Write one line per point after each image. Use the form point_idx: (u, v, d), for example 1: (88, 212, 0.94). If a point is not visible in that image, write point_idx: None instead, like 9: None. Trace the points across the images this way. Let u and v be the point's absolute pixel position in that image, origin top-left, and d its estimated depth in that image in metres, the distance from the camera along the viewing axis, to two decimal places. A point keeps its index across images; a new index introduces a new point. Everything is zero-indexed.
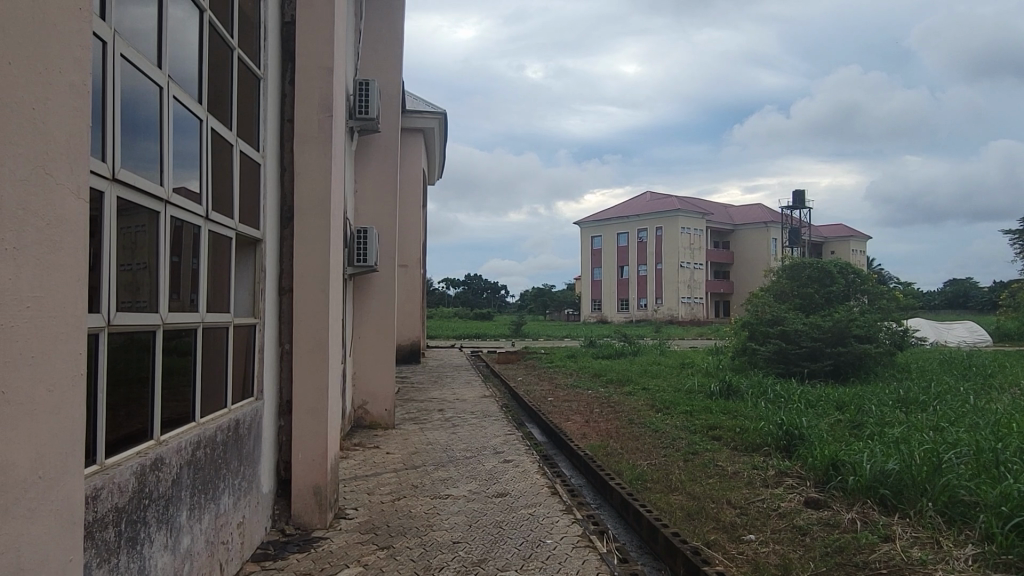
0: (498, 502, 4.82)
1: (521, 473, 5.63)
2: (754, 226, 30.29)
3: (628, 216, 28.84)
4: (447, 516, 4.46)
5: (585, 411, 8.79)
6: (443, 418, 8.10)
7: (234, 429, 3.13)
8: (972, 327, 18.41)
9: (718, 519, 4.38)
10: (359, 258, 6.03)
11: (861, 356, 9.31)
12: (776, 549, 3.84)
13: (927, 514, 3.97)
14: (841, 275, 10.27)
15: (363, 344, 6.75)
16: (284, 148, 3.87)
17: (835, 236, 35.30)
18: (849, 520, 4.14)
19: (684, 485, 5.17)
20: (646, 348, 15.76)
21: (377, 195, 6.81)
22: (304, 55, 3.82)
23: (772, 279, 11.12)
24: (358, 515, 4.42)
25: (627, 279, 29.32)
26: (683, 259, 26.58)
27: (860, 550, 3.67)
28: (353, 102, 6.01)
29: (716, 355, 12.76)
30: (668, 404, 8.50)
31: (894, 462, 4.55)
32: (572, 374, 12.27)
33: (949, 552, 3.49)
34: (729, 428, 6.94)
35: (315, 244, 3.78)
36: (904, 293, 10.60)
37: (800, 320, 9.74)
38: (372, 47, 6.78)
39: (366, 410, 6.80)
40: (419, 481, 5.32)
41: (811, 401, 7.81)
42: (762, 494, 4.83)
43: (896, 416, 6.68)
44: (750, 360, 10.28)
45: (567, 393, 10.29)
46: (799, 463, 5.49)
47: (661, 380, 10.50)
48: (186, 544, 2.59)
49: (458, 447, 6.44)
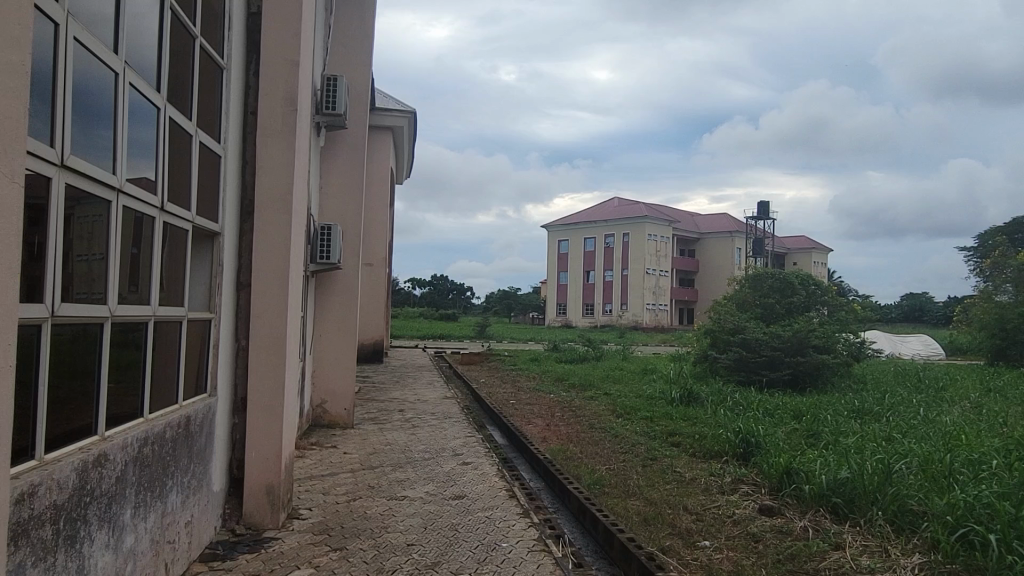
0: (455, 504, 4.78)
1: (480, 475, 5.60)
2: (719, 235, 30.69)
3: (596, 221, 29.02)
4: (403, 518, 4.41)
5: (547, 414, 8.80)
6: (404, 418, 8.03)
7: (185, 425, 3.05)
8: (926, 341, 18.90)
9: (674, 525, 4.41)
10: (322, 255, 5.96)
11: (819, 366, 9.45)
12: (729, 556, 3.87)
13: (877, 523, 4.04)
14: (802, 286, 10.44)
15: (323, 341, 6.66)
16: (245, 141, 3.78)
17: (797, 248, 36.09)
18: (802, 527, 4.19)
19: (642, 491, 5.20)
20: (609, 353, 15.83)
21: (342, 192, 6.71)
22: (269, 47, 3.74)
23: (734, 288, 11.26)
24: (312, 515, 4.35)
25: (593, 284, 29.45)
26: (649, 266, 26.76)
27: (811, 558, 3.72)
28: (320, 97, 5.93)
29: (679, 362, 12.87)
30: (629, 410, 8.54)
31: (846, 471, 4.62)
32: (535, 377, 12.28)
33: (896, 561, 3.55)
34: (688, 434, 7.01)
35: (273, 240, 3.70)
36: (863, 306, 10.79)
37: (760, 328, 9.89)
38: (340, 42, 6.72)
39: (325, 409, 6.70)
40: (376, 482, 5.26)
41: (769, 409, 7.92)
42: (718, 501, 4.87)
43: (851, 426, 6.80)
44: (711, 367, 10.39)
45: (529, 396, 10.30)
46: (755, 470, 5.56)
47: (624, 385, 10.57)
48: (130, 544, 2.51)
49: (418, 448, 6.39)
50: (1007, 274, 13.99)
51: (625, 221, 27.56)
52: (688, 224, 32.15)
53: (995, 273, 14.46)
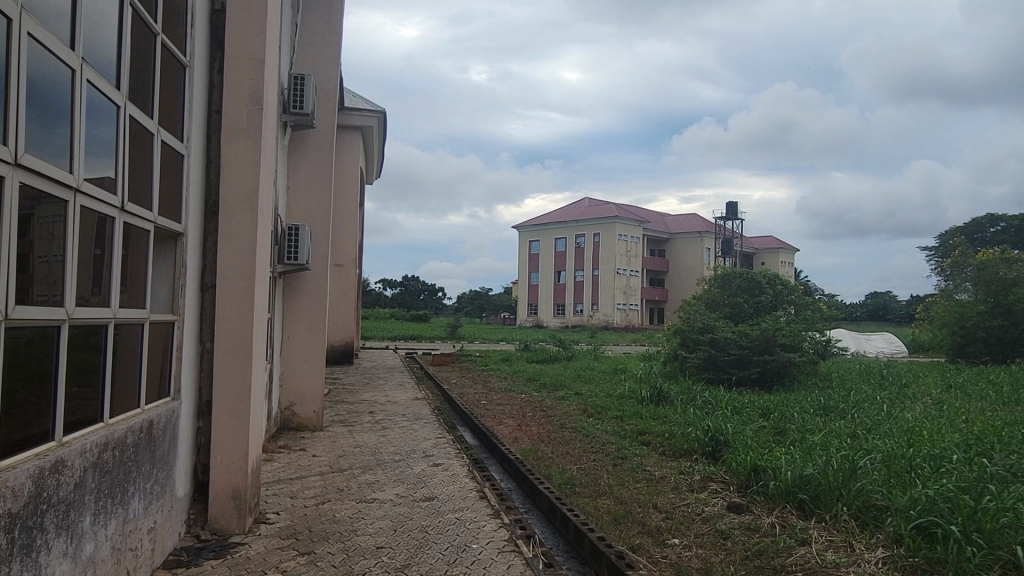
0: (425, 506, 4.75)
1: (451, 476, 5.58)
2: (688, 235, 31.00)
3: (567, 221, 29.11)
4: (372, 520, 4.37)
5: (518, 415, 8.79)
6: (375, 420, 7.97)
7: (147, 429, 2.98)
8: (889, 339, 19.28)
9: (643, 524, 4.43)
10: (289, 256, 5.88)
11: (786, 364, 9.58)
12: (698, 553, 3.91)
13: (841, 518, 4.11)
14: (769, 286, 10.57)
15: (291, 343, 6.58)
16: (209, 140, 3.71)
17: (764, 247, 36.61)
18: (769, 524, 4.24)
19: (612, 490, 5.22)
20: (580, 353, 15.89)
21: (310, 193, 6.64)
22: (233, 45, 3.68)
23: (703, 288, 11.36)
24: (280, 520, 4.29)
25: (564, 284, 29.54)
26: (620, 265, 26.91)
27: (778, 553, 3.76)
28: (286, 96, 5.86)
29: (649, 361, 12.97)
30: (599, 409, 8.58)
31: (813, 467, 4.69)
32: (507, 377, 12.28)
33: (861, 555, 3.60)
34: (658, 433, 7.06)
35: (238, 240, 3.63)
36: (828, 304, 10.97)
37: (729, 327, 9.99)
38: (307, 40, 6.65)
39: (294, 411, 6.62)
40: (346, 484, 5.21)
41: (737, 407, 8.01)
42: (687, 499, 4.91)
43: (817, 423, 6.91)
44: (680, 366, 10.48)
45: (500, 396, 10.29)
46: (724, 468, 5.62)
47: (594, 385, 10.62)
48: (90, 551, 2.45)
49: (388, 450, 6.34)
50: (967, 273, 14.35)
51: (596, 222, 27.69)
52: (658, 225, 32.42)
53: (955, 272, 14.81)
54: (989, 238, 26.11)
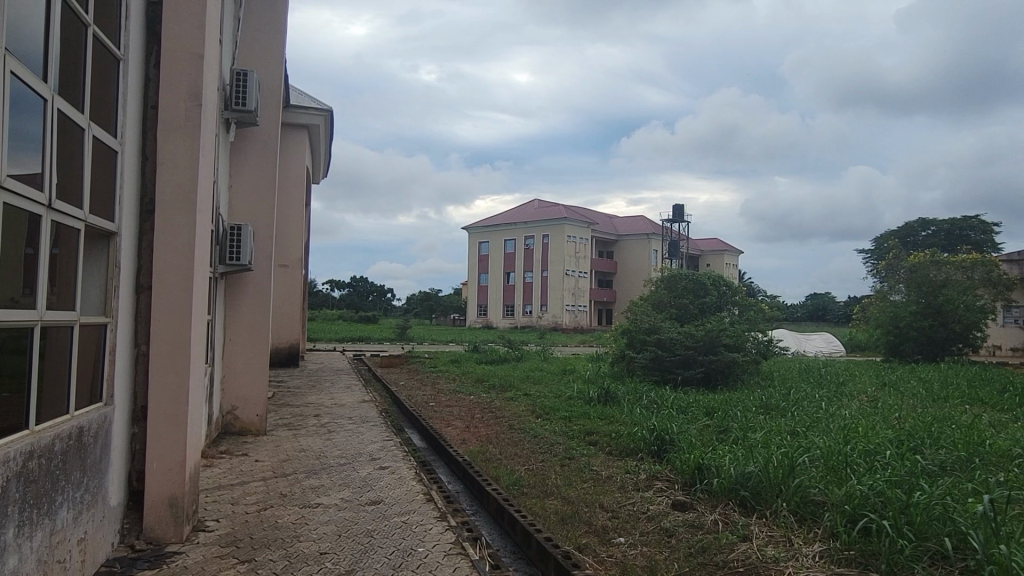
0: (371, 510, 4.68)
1: (398, 480, 5.51)
2: (636, 237, 31.44)
3: (517, 223, 29.19)
4: (316, 526, 4.28)
5: (466, 416, 8.76)
6: (320, 424, 7.83)
7: (77, 436, 2.86)
8: (828, 338, 19.91)
9: (590, 523, 4.46)
10: (231, 256, 5.74)
11: (730, 364, 9.79)
12: (643, 551, 3.95)
13: (781, 514, 4.21)
14: (713, 287, 10.79)
15: (233, 346, 6.41)
16: (145, 137, 3.59)
17: (709, 249, 37.41)
18: (712, 521, 4.32)
19: (560, 490, 5.24)
20: (529, 354, 15.93)
21: (253, 192, 6.48)
22: (169, 39, 3.56)
23: (649, 289, 11.52)
24: (219, 527, 4.17)
25: (513, 285, 29.59)
26: (569, 267, 27.09)
27: (720, 549, 3.83)
28: (228, 92, 5.72)
29: (597, 362, 13.07)
30: (548, 410, 8.61)
31: (753, 465, 4.80)
32: (456, 379, 12.23)
33: (799, 549, 3.70)
34: (605, 433, 7.13)
35: (176, 240, 3.52)
36: (770, 305, 11.26)
37: (675, 328, 10.16)
38: (250, 36, 6.50)
39: (236, 415, 6.45)
40: (289, 490, 5.10)
41: (683, 407, 8.15)
42: (632, 498, 4.96)
43: (758, 422, 7.07)
44: (628, 366, 10.59)
45: (449, 398, 10.24)
46: (669, 467, 5.70)
47: (543, 386, 10.66)
48: (13, 566, 2.33)
49: (333, 454, 6.23)
50: (900, 275, 14.90)
51: (545, 223, 27.83)
52: (606, 227, 32.77)
53: (889, 274, 15.37)
54: (920, 241, 27.21)
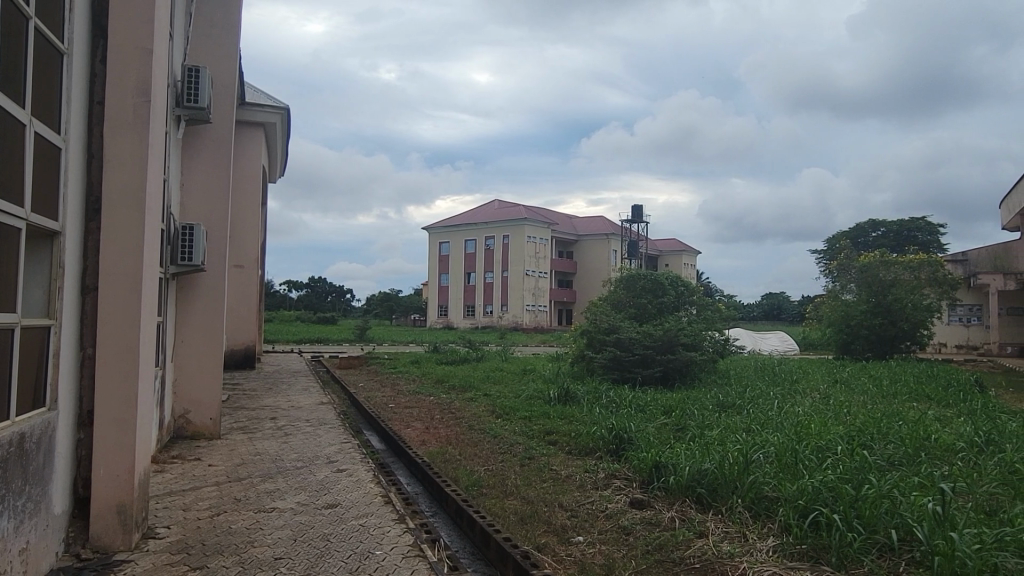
0: (327, 513, 4.62)
1: (355, 482, 5.46)
2: (596, 237, 31.68)
3: (477, 223, 29.13)
4: (271, 531, 4.21)
5: (425, 417, 8.71)
6: (276, 427, 7.70)
7: (19, 443, 2.76)
8: (782, 337, 20.30)
9: (549, 522, 4.47)
10: (183, 256, 5.60)
11: (687, 363, 9.93)
12: (601, 550, 3.97)
13: (736, 510, 4.28)
14: (671, 287, 10.92)
15: (185, 348, 6.26)
16: (91, 134, 3.48)
17: (668, 249, 37.89)
18: (669, 518, 4.37)
19: (518, 490, 5.24)
20: (489, 355, 15.91)
21: (206, 191, 6.34)
22: (116, 33, 3.45)
23: (608, 289, 11.61)
24: (170, 534, 4.08)
25: (473, 285, 29.51)
26: (529, 267, 27.15)
27: (677, 546, 3.88)
28: (179, 89, 5.58)
29: (556, 363, 13.12)
30: (508, 411, 8.60)
31: (709, 462, 4.86)
32: (415, 380, 12.15)
33: (753, 544, 3.76)
34: (564, 432, 7.15)
35: (124, 239, 3.41)
36: (727, 304, 11.44)
37: (633, 328, 10.25)
38: (201, 32, 6.36)
39: (188, 419, 6.30)
40: (243, 494, 5.01)
41: (641, 406, 8.23)
42: (591, 496, 4.99)
43: (714, 419, 7.17)
44: (587, 366, 10.65)
45: (408, 399, 10.17)
46: (627, 466, 5.75)
47: (503, 386, 10.64)
48: None
49: (289, 457, 6.14)
50: (850, 275, 15.28)
51: (506, 223, 27.84)
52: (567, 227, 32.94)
53: (841, 274, 15.76)
54: (870, 242, 27.93)
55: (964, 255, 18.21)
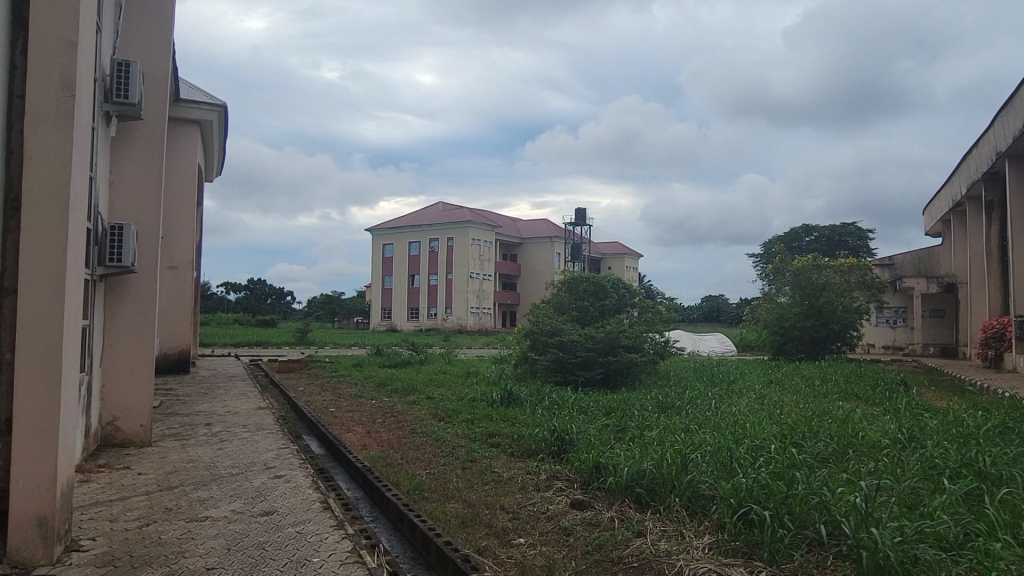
0: (263, 521, 4.51)
1: (293, 488, 5.35)
2: (539, 239, 31.89)
3: (421, 225, 28.95)
4: (203, 541, 4.08)
5: (367, 421, 8.61)
6: (211, 433, 7.49)
7: None
8: (720, 339, 20.79)
9: (490, 525, 4.47)
10: (111, 258, 5.39)
11: (628, 364, 10.08)
12: (541, 551, 4.00)
13: (674, 509, 4.36)
14: (613, 289, 11.07)
15: (113, 353, 6.02)
16: (10, 128, 3.31)
17: (610, 252, 38.39)
18: (608, 518, 4.43)
19: (461, 493, 5.22)
20: (433, 357, 15.81)
21: (136, 190, 6.12)
22: (37, 24, 3.29)
23: (551, 291, 11.69)
24: (96, 546, 3.93)
25: (417, 287, 29.28)
26: (474, 269, 27.11)
27: (616, 546, 3.93)
28: (108, 84, 5.38)
29: (499, 365, 13.14)
30: (450, 413, 8.57)
31: (648, 462, 4.93)
32: (357, 383, 11.99)
33: (690, 542, 3.84)
34: (507, 435, 7.17)
35: (47, 238, 3.25)
36: (667, 307, 11.66)
37: (576, 330, 10.33)
38: (132, 26, 6.16)
39: (117, 426, 6.07)
40: (174, 503, 4.85)
41: (583, 407, 8.31)
42: (533, 498, 5.01)
43: (654, 420, 7.30)
44: (530, 368, 10.69)
45: (349, 403, 10.04)
46: (568, 467, 5.80)
47: (446, 389, 10.60)
48: None
49: (224, 464, 5.97)
50: (785, 278, 15.76)
51: (450, 226, 27.75)
52: (511, 229, 33.04)
53: (776, 278, 16.22)
54: (804, 246, 28.84)
55: (890, 259, 18.98)
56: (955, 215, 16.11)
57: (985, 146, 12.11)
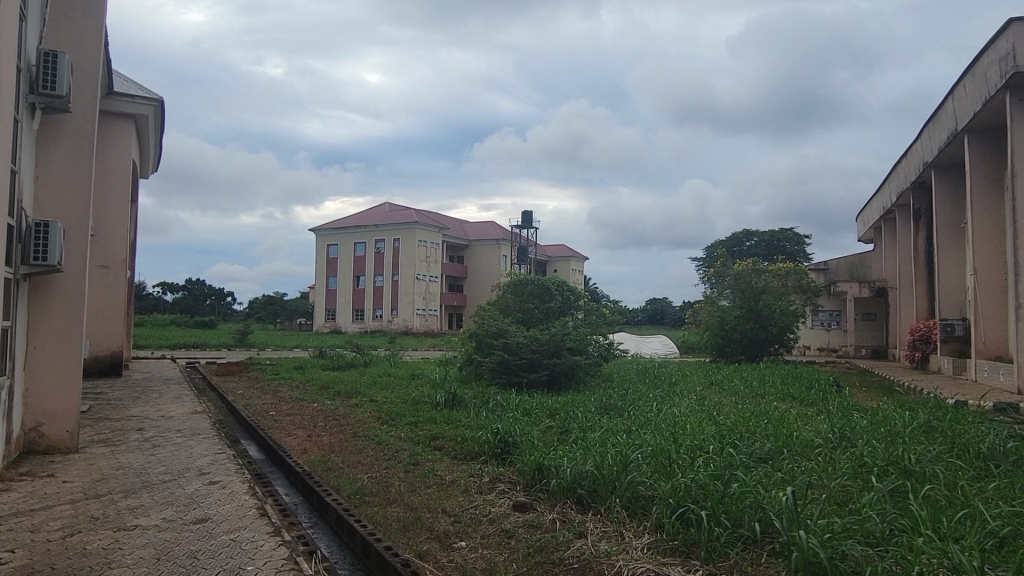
0: (196, 529, 4.37)
1: (228, 495, 5.20)
2: (486, 241, 31.90)
3: (367, 226, 28.62)
4: (131, 550, 3.94)
5: (308, 425, 8.43)
6: (142, 438, 7.23)
7: None
8: (663, 341, 21.13)
9: (432, 529, 4.43)
10: (35, 256, 5.15)
11: (573, 366, 10.13)
12: (483, 554, 3.98)
13: (614, 510, 4.40)
14: (558, 292, 11.14)
15: (37, 355, 5.74)
16: None
17: (557, 255, 38.67)
18: (550, 520, 4.44)
19: (402, 497, 5.17)
20: (377, 359, 15.62)
21: (65, 186, 5.86)
22: None
23: (496, 293, 11.67)
24: (15, 559, 3.75)
25: (362, 289, 28.91)
26: (420, 271, 26.91)
27: (557, 547, 3.94)
28: (33, 75, 5.15)
29: (445, 366, 13.06)
30: (394, 416, 8.47)
31: (590, 463, 4.96)
32: (299, 386, 11.75)
33: (629, 543, 3.87)
34: (450, 437, 7.13)
35: None
36: (611, 309, 11.78)
37: (521, 332, 10.35)
38: (60, 14, 5.91)
39: (41, 432, 5.77)
40: (102, 512, 4.67)
41: (527, 409, 8.32)
42: (475, 501, 4.99)
43: (597, 422, 7.36)
44: (475, 370, 10.66)
45: (291, 406, 9.82)
46: (511, 469, 5.79)
47: (390, 392, 10.47)
48: None
49: (156, 471, 5.77)
50: (726, 282, 16.11)
51: (396, 227, 27.51)
52: (458, 231, 32.96)
53: (718, 281, 16.54)
54: (744, 251, 29.55)
55: (825, 264, 19.59)
56: (886, 222, 16.75)
57: (913, 156, 12.62)
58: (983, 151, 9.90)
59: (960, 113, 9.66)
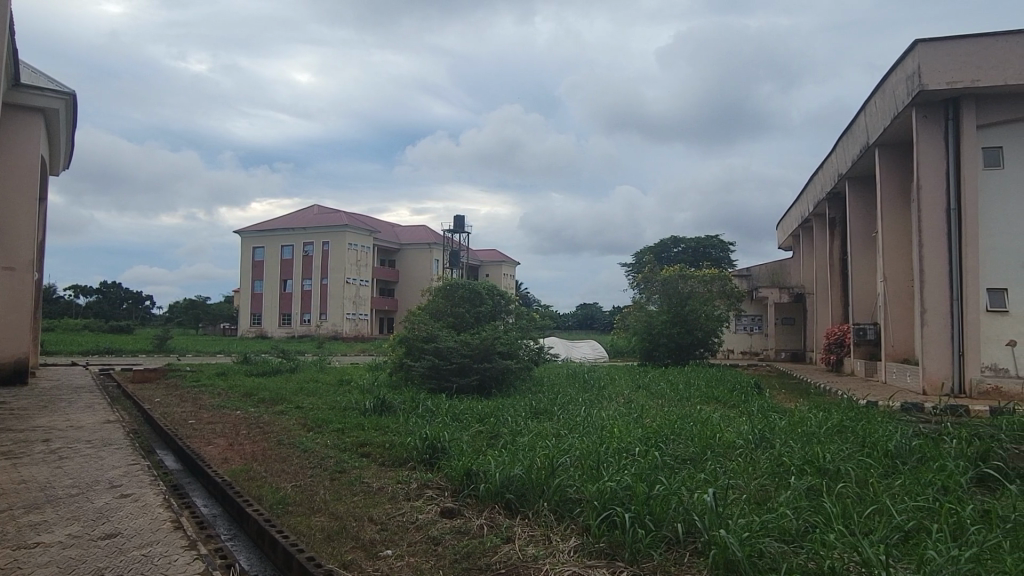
0: (104, 545, 4.15)
1: (141, 508, 4.95)
2: (417, 245, 31.64)
3: (294, 228, 27.98)
4: (31, 570, 3.70)
5: (230, 433, 8.14)
6: (49, 450, 6.83)
7: None
8: (593, 345, 21.38)
9: (357, 538, 4.33)
10: None
11: (503, 370, 10.12)
12: (410, 562, 3.91)
13: (542, 514, 4.41)
14: (488, 296, 11.11)
15: None
16: None
17: (489, 259, 38.69)
18: (478, 526, 4.41)
19: (327, 506, 5.04)
20: (303, 365, 15.23)
21: None
22: None
23: (427, 297, 11.55)
24: None
25: (289, 292, 28.21)
26: (350, 274, 26.49)
27: (483, 553, 3.91)
28: None
29: (373, 372, 12.83)
30: (320, 423, 8.27)
31: (518, 468, 4.96)
32: (221, 393, 11.34)
33: (556, 546, 3.88)
34: (378, 444, 7.00)
35: None
36: (542, 313, 11.82)
37: (451, 337, 10.28)
38: None
39: None
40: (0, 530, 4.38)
41: (457, 414, 8.25)
42: (403, 508, 4.91)
43: (526, 426, 7.36)
44: (405, 375, 10.52)
45: (212, 414, 9.47)
46: (440, 475, 5.73)
47: (316, 398, 10.23)
48: None
49: (62, 484, 5.46)
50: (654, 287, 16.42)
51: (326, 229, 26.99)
52: (389, 234, 32.60)
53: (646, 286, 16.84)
54: (671, 257, 30.25)
55: (748, 270, 20.24)
56: (804, 230, 17.43)
57: (829, 168, 13.16)
58: (893, 163, 10.41)
59: (871, 127, 10.13)
